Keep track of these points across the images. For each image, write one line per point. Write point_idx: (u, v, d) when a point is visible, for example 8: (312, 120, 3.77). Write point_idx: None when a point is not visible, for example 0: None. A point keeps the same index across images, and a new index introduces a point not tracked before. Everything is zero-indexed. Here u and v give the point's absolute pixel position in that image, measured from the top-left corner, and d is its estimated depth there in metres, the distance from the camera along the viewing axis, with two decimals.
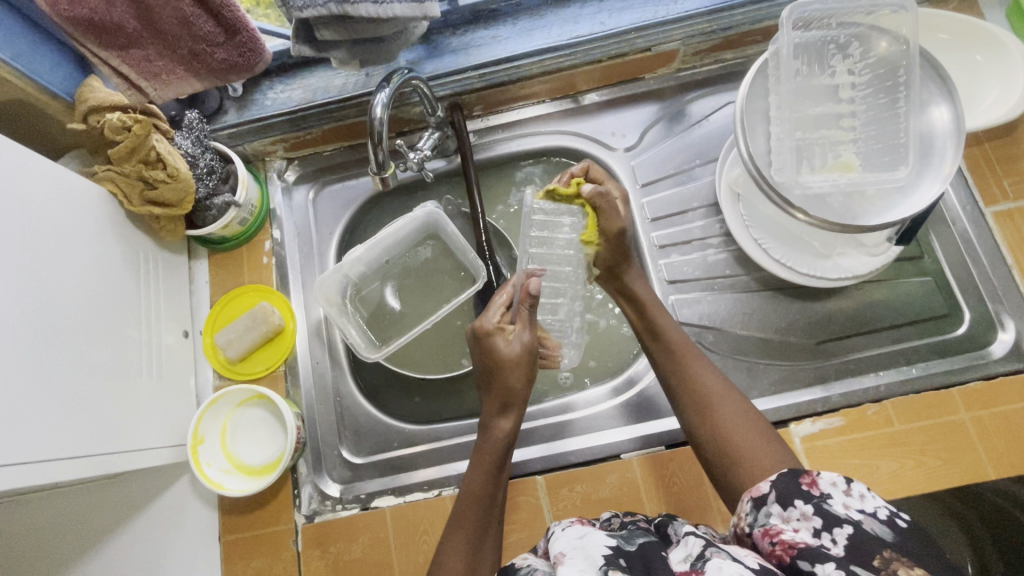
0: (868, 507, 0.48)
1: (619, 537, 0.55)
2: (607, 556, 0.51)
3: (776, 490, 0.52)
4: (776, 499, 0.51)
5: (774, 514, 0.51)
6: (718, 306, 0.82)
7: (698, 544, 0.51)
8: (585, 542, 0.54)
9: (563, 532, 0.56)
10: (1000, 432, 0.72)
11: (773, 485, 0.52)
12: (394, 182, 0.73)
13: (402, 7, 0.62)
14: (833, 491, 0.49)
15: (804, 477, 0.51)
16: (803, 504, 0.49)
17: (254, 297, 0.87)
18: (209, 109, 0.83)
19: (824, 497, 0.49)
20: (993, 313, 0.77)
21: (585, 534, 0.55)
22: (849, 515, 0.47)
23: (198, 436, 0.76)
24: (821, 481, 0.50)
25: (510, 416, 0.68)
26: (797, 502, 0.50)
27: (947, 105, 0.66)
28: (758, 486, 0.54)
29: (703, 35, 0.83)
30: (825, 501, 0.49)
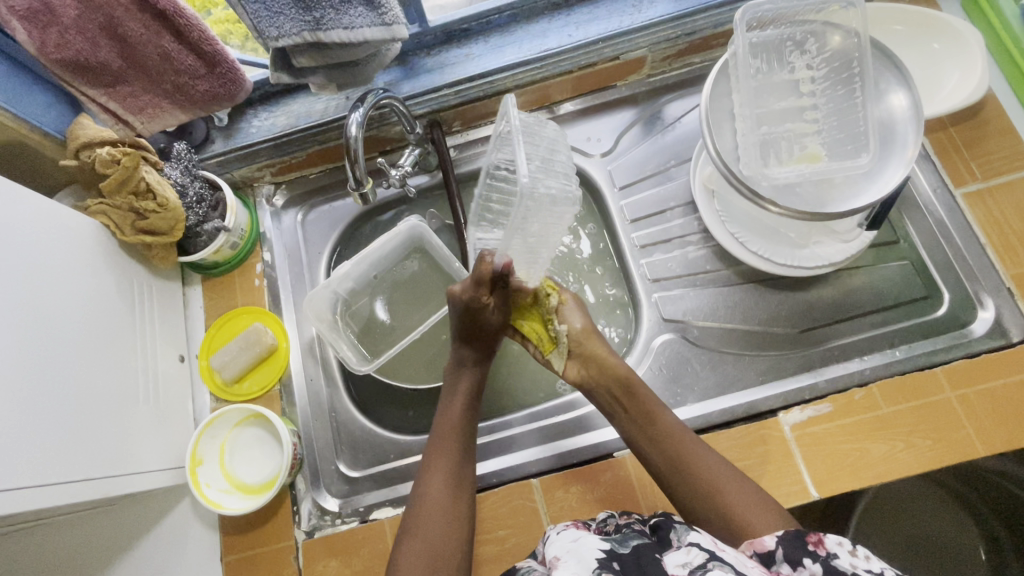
0: (874, 566, 0.48)
1: (613, 540, 0.56)
2: (600, 559, 0.52)
3: (783, 547, 0.52)
4: (785, 559, 0.51)
5: (783, 573, 0.51)
6: (701, 301, 0.84)
7: (699, 555, 0.50)
8: (577, 546, 0.55)
9: (558, 535, 0.58)
10: (986, 408, 0.73)
11: (780, 543, 0.52)
12: (374, 199, 0.75)
13: (372, 31, 0.65)
14: (839, 550, 0.49)
15: (811, 535, 0.51)
16: (812, 563, 0.49)
17: (247, 318, 0.89)
18: (197, 140, 0.86)
19: (832, 556, 0.49)
20: (971, 293, 0.78)
21: (579, 538, 0.56)
22: (857, 575, 0.47)
23: (196, 457, 0.77)
24: (828, 540, 0.50)
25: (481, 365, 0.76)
26: (806, 561, 0.50)
27: (905, 91, 0.68)
28: (762, 541, 0.53)
29: (669, 41, 0.86)
30: (832, 560, 0.48)
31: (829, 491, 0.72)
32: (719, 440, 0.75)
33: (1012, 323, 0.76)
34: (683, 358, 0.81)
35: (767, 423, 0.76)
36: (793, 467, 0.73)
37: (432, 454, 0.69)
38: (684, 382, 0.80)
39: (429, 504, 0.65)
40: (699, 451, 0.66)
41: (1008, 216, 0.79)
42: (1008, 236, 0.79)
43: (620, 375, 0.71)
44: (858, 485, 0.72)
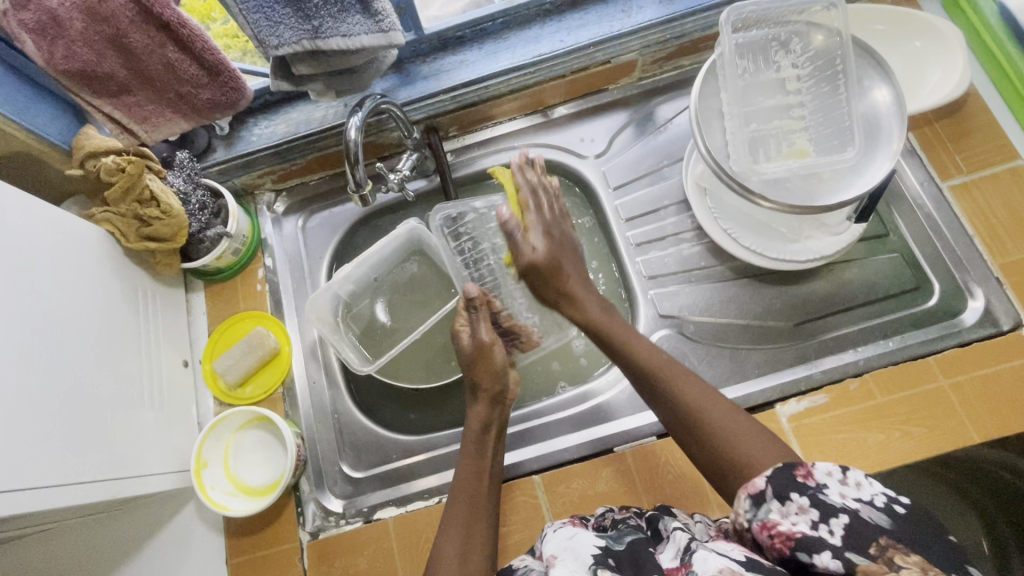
0: (866, 495, 0.46)
1: (608, 537, 0.56)
2: (596, 555, 0.53)
3: (773, 484, 0.49)
4: (774, 495, 0.49)
5: (774, 511, 0.48)
6: (696, 297, 0.85)
7: (684, 538, 0.53)
8: (573, 542, 0.55)
9: (554, 532, 0.58)
10: (977, 395, 0.74)
11: (769, 480, 0.50)
12: (373, 201, 0.76)
13: (369, 38, 0.67)
14: (828, 481, 0.47)
15: (799, 468, 0.49)
16: (799, 497, 0.47)
17: (249, 323, 0.90)
18: (199, 149, 0.88)
19: (820, 488, 0.46)
20: (961, 283, 0.80)
21: (574, 534, 0.57)
22: (845, 506, 0.45)
23: (200, 460, 0.78)
24: (816, 471, 0.48)
25: (482, 400, 0.73)
26: (794, 495, 0.47)
27: (887, 86, 0.70)
28: (754, 482, 0.51)
29: (658, 44, 0.88)
30: (821, 492, 0.46)
31: None
32: None
33: (1002, 311, 0.77)
34: (680, 353, 0.83)
35: (764, 415, 0.77)
36: None
37: (456, 499, 0.66)
38: None
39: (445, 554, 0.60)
40: (715, 403, 0.61)
41: (994, 207, 0.81)
42: (994, 227, 0.80)
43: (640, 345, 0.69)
44: (856, 475, 0.73)
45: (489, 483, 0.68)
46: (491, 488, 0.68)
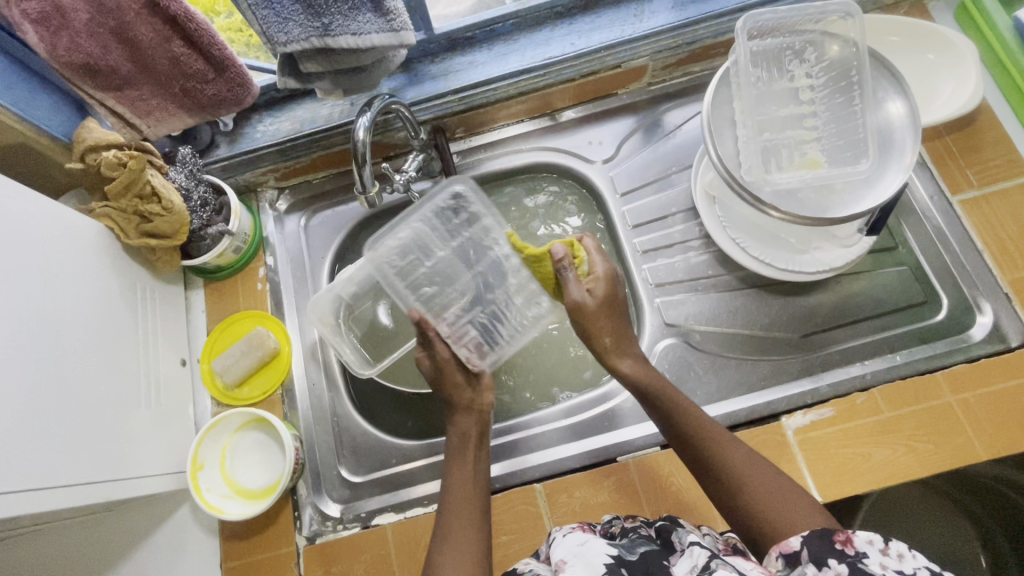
0: (908, 567, 0.45)
1: (620, 546, 0.55)
2: (608, 565, 0.52)
3: (808, 548, 0.49)
4: (810, 559, 0.48)
5: (809, 575, 0.48)
6: (703, 306, 0.84)
7: (703, 555, 0.51)
8: (584, 550, 0.55)
9: (563, 538, 0.57)
10: (986, 411, 0.73)
11: (805, 543, 0.49)
12: (380, 202, 0.75)
13: (380, 36, 0.66)
14: (868, 550, 0.46)
15: (837, 534, 0.48)
16: (837, 563, 0.46)
17: (249, 323, 0.89)
18: (202, 144, 0.87)
19: (860, 556, 0.46)
20: (970, 298, 0.79)
21: (585, 542, 0.56)
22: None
23: (197, 462, 0.77)
24: (856, 538, 0.47)
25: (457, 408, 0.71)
26: (831, 561, 0.47)
27: (902, 99, 0.69)
28: (788, 542, 0.51)
29: (670, 50, 0.87)
30: (860, 560, 0.46)
31: (832, 495, 0.72)
32: None
33: (1010, 327, 0.77)
34: (686, 362, 0.82)
35: (769, 427, 0.76)
36: (796, 470, 0.74)
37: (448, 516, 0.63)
38: (686, 386, 0.81)
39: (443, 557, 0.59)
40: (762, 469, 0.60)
41: (1004, 223, 0.80)
42: (1005, 243, 0.80)
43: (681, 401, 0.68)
44: (861, 489, 0.72)
45: (479, 491, 0.66)
46: (482, 491, 0.66)
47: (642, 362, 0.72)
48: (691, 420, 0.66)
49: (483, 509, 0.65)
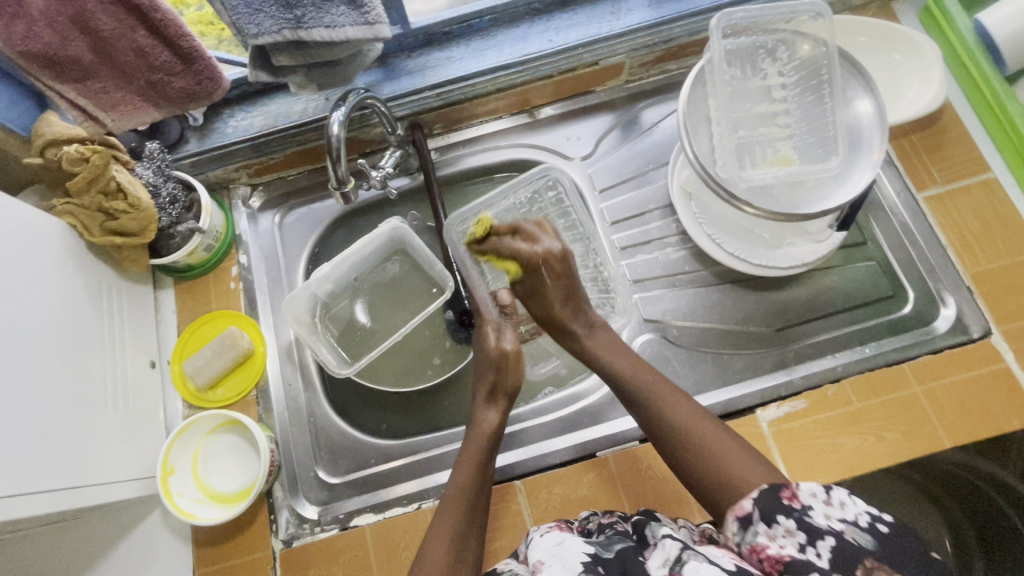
0: (849, 514, 0.49)
1: (597, 543, 0.57)
2: (585, 564, 0.53)
3: (760, 507, 0.53)
4: (761, 517, 0.52)
5: (760, 533, 0.52)
6: (679, 302, 0.85)
7: (674, 546, 0.52)
8: (560, 548, 0.56)
9: (541, 539, 0.58)
10: (950, 402, 0.75)
11: (757, 502, 0.53)
12: (355, 198, 0.72)
13: (354, 30, 0.64)
14: (813, 502, 0.50)
15: (784, 491, 0.52)
16: (785, 519, 0.50)
17: (221, 323, 0.86)
18: (170, 139, 0.84)
19: (805, 510, 0.50)
20: (935, 291, 0.81)
21: (562, 541, 0.57)
22: (830, 526, 0.48)
23: (167, 466, 0.75)
24: (801, 493, 0.51)
25: (497, 408, 0.72)
26: (780, 518, 0.51)
27: (870, 98, 0.72)
28: (742, 504, 0.55)
29: (646, 48, 0.88)
30: (806, 514, 0.50)
31: (806, 485, 0.74)
32: None
33: (973, 319, 0.79)
34: (663, 358, 0.83)
35: (744, 420, 0.77)
36: (772, 462, 0.75)
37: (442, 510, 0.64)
38: None
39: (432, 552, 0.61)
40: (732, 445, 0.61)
41: (966, 218, 0.82)
42: (966, 238, 0.82)
43: (663, 390, 0.67)
44: (833, 479, 0.74)
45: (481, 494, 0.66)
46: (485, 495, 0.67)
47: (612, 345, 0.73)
48: (656, 385, 0.68)
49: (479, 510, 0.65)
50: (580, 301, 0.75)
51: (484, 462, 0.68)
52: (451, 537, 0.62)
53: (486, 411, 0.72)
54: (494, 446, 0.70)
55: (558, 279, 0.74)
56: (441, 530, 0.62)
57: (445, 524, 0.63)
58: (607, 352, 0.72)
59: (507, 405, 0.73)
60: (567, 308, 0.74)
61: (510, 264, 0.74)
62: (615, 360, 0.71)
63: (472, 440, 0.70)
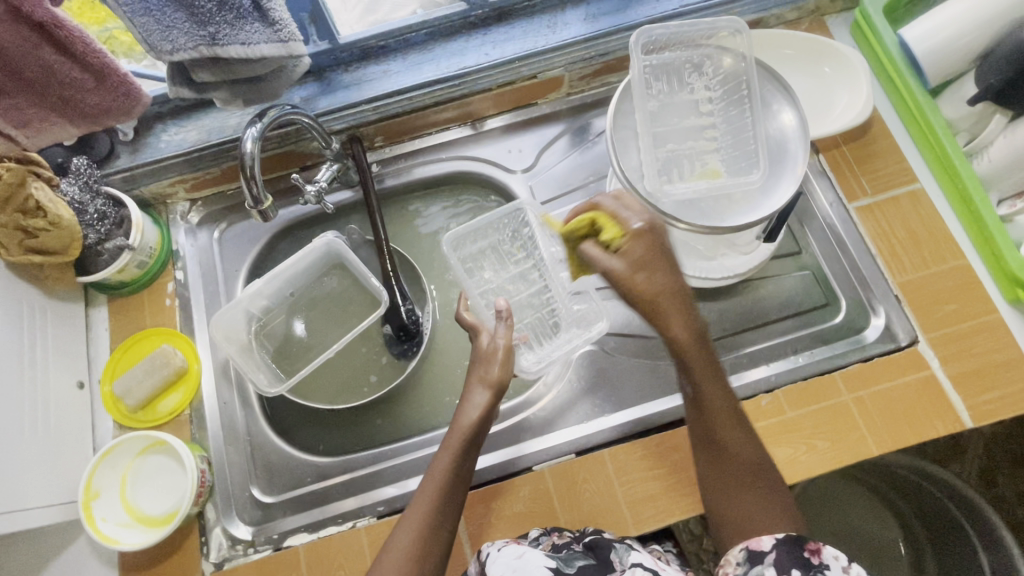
0: None
1: (557, 559, 0.59)
2: None
3: (778, 552, 0.53)
4: (775, 562, 0.53)
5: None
6: (618, 313, 0.86)
7: None
8: (521, 562, 0.58)
9: (500, 553, 0.59)
10: (879, 410, 0.76)
11: (776, 546, 0.54)
12: (276, 216, 0.71)
13: (269, 47, 0.63)
14: (832, 564, 0.51)
15: (808, 543, 0.53)
16: None
17: (154, 341, 0.85)
18: (99, 154, 0.82)
19: (823, 568, 0.51)
20: (865, 300, 0.83)
21: (522, 555, 0.59)
22: None
23: (91, 490, 0.73)
24: (824, 551, 0.52)
25: (485, 397, 0.66)
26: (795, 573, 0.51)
27: (793, 111, 0.73)
28: (758, 541, 0.55)
29: (583, 61, 0.89)
30: (823, 572, 0.51)
31: None
32: (636, 450, 0.76)
33: (901, 327, 0.80)
34: (601, 370, 0.83)
35: (679, 430, 0.77)
36: None
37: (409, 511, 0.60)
38: (602, 394, 0.82)
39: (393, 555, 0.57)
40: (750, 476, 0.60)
41: (895, 228, 0.84)
42: (894, 247, 0.83)
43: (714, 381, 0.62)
44: None
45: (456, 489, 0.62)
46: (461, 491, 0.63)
47: (697, 324, 0.61)
48: (722, 385, 0.62)
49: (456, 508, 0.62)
50: (675, 273, 0.61)
51: (466, 453, 0.63)
52: (421, 528, 0.59)
53: (477, 393, 0.66)
54: (483, 432, 0.66)
55: (653, 258, 0.60)
56: (406, 528, 0.59)
57: (416, 517, 0.59)
58: (689, 343, 0.61)
59: (494, 396, 0.66)
60: (663, 285, 0.60)
61: (612, 229, 0.62)
62: (690, 329, 0.61)
63: (455, 429, 0.64)
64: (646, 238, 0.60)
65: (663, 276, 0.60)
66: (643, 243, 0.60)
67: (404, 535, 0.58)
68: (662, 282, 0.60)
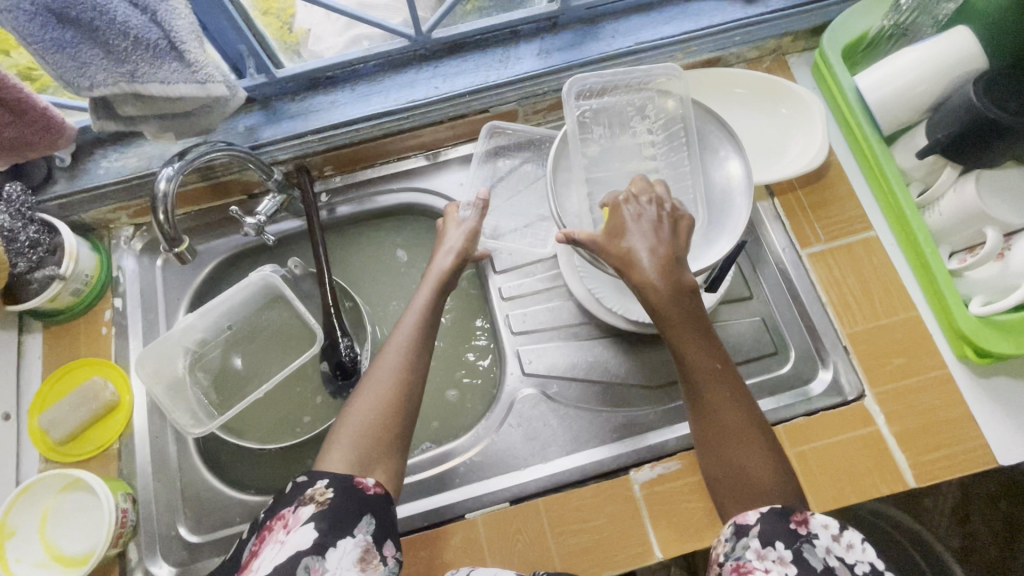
0: (852, 557, 0.50)
1: None
2: None
3: (762, 523, 0.53)
4: (760, 534, 0.52)
5: (750, 550, 0.52)
6: (563, 354, 0.84)
7: None
8: None
9: None
10: (824, 467, 0.74)
11: (760, 518, 0.53)
12: (197, 256, 0.70)
13: (188, 88, 0.61)
14: (821, 532, 0.51)
15: (795, 514, 0.53)
16: (784, 547, 0.51)
17: (87, 371, 0.83)
18: (36, 180, 0.81)
19: (811, 537, 0.51)
20: (814, 350, 0.81)
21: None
22: (829, 562, 0.49)
23: (6, 529, 0.71)
24: (811, 521, 0.52)
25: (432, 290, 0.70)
26: (778, 544, 0.51)
27: (739, 160, 0.71)
28: (744, 514, 0.54)
29: (536, 96, 0.87)
30: (810, 541, 0.51)
31: (673, 552, 0.72)
32: (571, 501, 0.74)
33: (849, 381, 0.78)
34: (541, 414, 0.81)
35: (617, 481, 0.75)
36: (641, 527, 0.73)
37: (356, 403, 0.61)
38: (542, 438, 0.80)
39: (340, 446, 0.58)
40: (744, 433, 0.59)
41: (847, 277, 0.82)
42: (846, 296, 0.81)
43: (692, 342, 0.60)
44: (701, 546, 0.72)
45: (401, 408, 0.61)
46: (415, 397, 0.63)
47: (675, 272, 0.60)
48: (714, 351, 0.61)
49: (403, 423, 0.61)
50: (660, 232, 0.61)
51: (414, 350, 0.65)
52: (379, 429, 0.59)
53: (440, 261, 0.73)
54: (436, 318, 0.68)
55: (639, 216, 0.62)
56: (346, 431, 0.59)
57: (363, 411, 0.60)
58: (666, 296, 0.59)
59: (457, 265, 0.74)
60: (650, 248, 0.60)
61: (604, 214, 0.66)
62: (669, 281, 0.59)
63: (398, 332, 0.67)
64: (630, 204, 0.63)
65: (650, 230, 0.61)
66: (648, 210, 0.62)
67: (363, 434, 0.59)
68: (643, 245, 0.60)
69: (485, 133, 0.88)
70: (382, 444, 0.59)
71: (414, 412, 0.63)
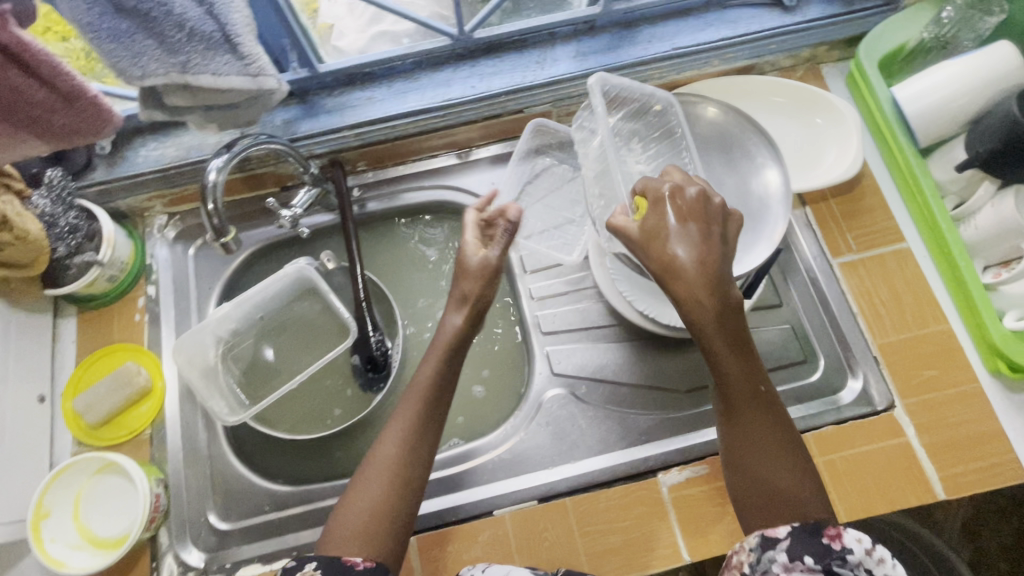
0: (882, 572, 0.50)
1: None
2: None
3: (793, 539, 0.52)
4: (789, 550, 0.51)
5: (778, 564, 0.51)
6: (591, 355, 0.85)
7: None
8: None
9: None
10: (853, 476, 0.74)
11: (792, 534, 0.52)
12: (241, 248, 0.70)
13: (239, 80, 0.63)
14: (855, 547, 0.50)
15: (827, 529, 0.52)
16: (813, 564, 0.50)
17: (120, 356, 0.84)
18: (76, 166, 0.82)
19: (845, 553, 0.50)
20: (843, 359, 0.81)
21: None
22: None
23: (42, 509, 0.72)
24: (845, 535, 0.51)
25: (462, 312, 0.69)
26: (808, 560, 0.50)
27: (778, 169, 0.71)
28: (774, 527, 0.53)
29: (572, 98, 0.88)
30: (844, 557, 0.50)
31: (700, 555, 0.72)
32: (598, 501, 0.75)
33: (878, 392, 0.78)
34: (569, 414, 0.81)
35: (644, 483, 0.76)
36: (668, 529, 0.73)
37: (378, 446, 0.64)
38: (569, 438, 0.80)
39: (363, 485, 0.61)
40: (772, 449, 0.58)
41: (878, 288, 0.82)
42: (876, 307, 0.81)
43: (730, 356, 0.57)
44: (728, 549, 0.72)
45: (423, 435, 0.63)
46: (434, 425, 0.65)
47: (721, 286, 0.55)
48: (750, 365, 0.58)
49: (424, 457, 0.63)
50: (710, 239, 0.55)
51: (439, 365, 0.67)
52: (391, 475, 0.61)
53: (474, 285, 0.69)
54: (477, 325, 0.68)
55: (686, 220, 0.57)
56: (371, 467, 0.62)
57: (386, 448, 0.62)
58: (703, 312, 0.55)
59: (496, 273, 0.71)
60: (693, 254, 0.55)
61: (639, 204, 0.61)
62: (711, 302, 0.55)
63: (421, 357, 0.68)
64: (677, 200, 0.57)
65: (696, 237, 0.56)
66: (692, 206, 0.57)
67: (374, 486, 0.60)
68: (686, 251, 0.55)
69: (530, 129, 0.88)
70: (402, 477, 0.61)
71: (431, 441, 0.64)
